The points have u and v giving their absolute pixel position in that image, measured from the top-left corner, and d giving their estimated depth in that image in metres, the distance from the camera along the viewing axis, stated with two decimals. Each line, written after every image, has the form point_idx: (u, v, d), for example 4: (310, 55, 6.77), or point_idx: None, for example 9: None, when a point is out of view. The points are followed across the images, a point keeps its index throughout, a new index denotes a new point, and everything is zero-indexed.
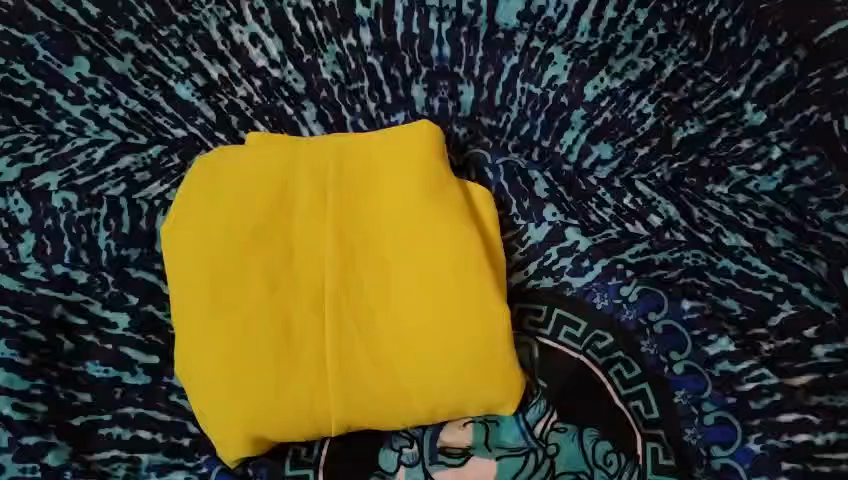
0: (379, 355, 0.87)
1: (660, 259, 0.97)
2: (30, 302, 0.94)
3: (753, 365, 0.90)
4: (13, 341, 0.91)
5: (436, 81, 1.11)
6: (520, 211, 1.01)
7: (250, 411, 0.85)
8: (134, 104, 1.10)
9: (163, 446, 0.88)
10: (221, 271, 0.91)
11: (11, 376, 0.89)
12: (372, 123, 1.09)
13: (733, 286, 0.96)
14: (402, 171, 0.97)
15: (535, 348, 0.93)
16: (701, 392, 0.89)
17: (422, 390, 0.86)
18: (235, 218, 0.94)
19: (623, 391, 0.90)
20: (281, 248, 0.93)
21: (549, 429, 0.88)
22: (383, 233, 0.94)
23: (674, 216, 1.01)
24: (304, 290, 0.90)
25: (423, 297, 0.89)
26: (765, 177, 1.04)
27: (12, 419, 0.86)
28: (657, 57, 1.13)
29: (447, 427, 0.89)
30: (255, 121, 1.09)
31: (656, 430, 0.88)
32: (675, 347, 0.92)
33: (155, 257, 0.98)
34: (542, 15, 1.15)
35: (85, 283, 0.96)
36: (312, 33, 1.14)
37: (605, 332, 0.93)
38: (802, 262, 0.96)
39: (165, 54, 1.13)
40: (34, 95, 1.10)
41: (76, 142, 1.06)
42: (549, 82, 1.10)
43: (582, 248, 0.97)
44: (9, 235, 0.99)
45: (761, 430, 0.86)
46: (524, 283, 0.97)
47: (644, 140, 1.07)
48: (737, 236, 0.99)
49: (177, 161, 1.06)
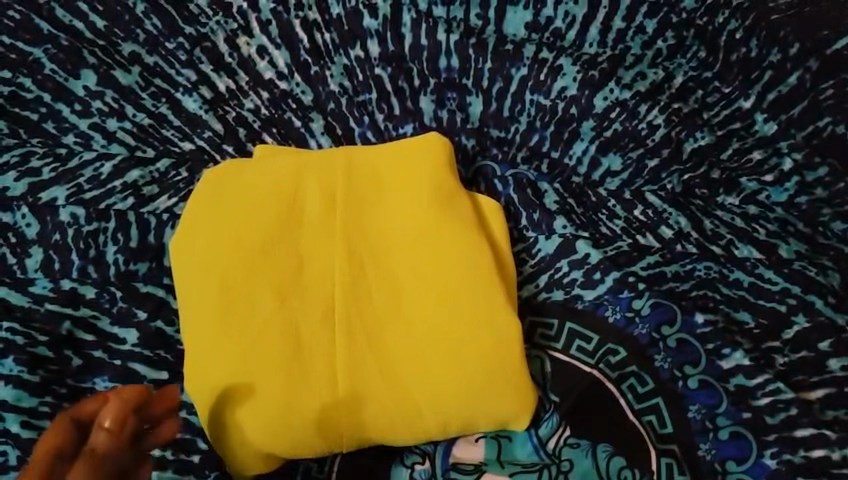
0: (390, 367, 0.87)
1: (673, 271, 0.97)
2: (38, 319, 0.93)
3: (768, 379, 0.89)
4: (21, 358, 0.89)
5: (444, 92, 1.10)
6: (530, 223, 1.01)
7: (260, 425, 0.84)
8: (141, 117, 1.09)
9: (172, 463, 0.86)
10: (231, 283, 0.90)
11: (18, 393, 0.87)
12: (381, 135, 1.08)
13: (745, 297, 0.95)
14: (411, 184, 0.97)
15: (547, 362, 0.92)
16: (716, 407, 0.88)
17: (434, 403, 0.85)
18: (243, 230, 0.93)
19: (637, 405, 0.89)
20: (292, 260, 0.92)
21: (562, 445, 0.87)
22: (393, 245, 0.93)
23: (685, 227, 1.01)
24: (314, 302, 0.89)
25: (434, 309, 0.89)
26: (775, 189, 1.04)
27: (20, 437, 0.85)
28: (666, 68, 1.13)
29: (460, 443, 0.88)
30: (263, 133, 1.09)
31: (671, 445, 0.87)
32: (690, 361, 0.91)
33: (163, 271, 0.97)
34: (551, 26, 1.15)
35: (93, 298, 0.95)
36: (320, 45, 1.14)
37: (617, 346, 0.92)
38: (816, 274, 0.97)
39: (172, 67, 1.13)
40: (42, 108, 1.09)
41: (84, 156, 1.05)
42: (559, 94, 1.09)
43: (593, 260, 0.97)
44: (16, 250, 0.98)
45: (776, 445, 0.86)
46: (535, 295, 0.96)
47: (654, 151, 1.06)
48: (749, 248, 0.99)
49: (184, 174, 1.05)
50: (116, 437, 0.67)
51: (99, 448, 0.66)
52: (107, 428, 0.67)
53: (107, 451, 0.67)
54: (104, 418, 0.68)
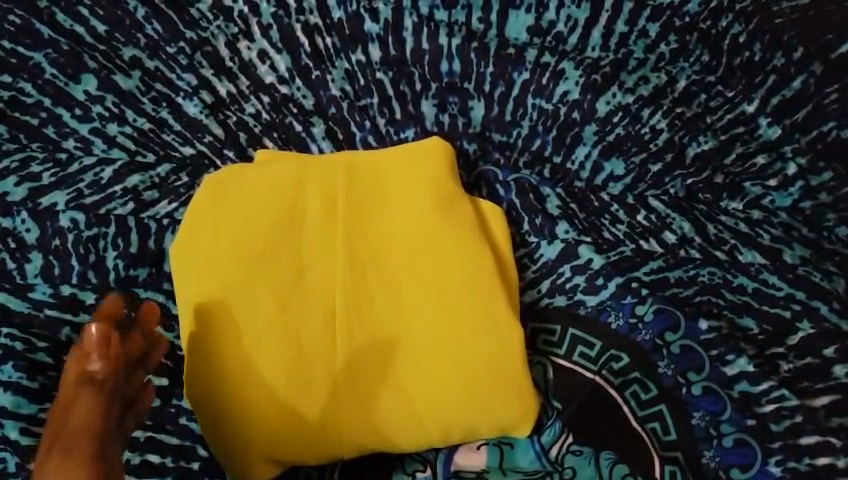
0: (391, 373, 0.86)
1: (676, 277, 0.96)
2: (38, 325, 0.91)
3: (772, 386, 0.88)
4: (20, 365, 0.86)
5: (445, 97, 1.10)
6: (533, 228, 1.00)
7: (261, 433, 0.83)
8: (142, 122, 1.09)
9: (172, 470, 0.84)
10: (232, 287, 0.89)
11: (17, 400, 0.84)
12: (382, 140, 1.08)
13: (749, 303, 0.94)
14: (413, 189, 0.97)
15: (549, 369, 0.92)
16: (720, 414, 0.87)
17: (436, 409, 0.85)
18: (244, 234, 0.93)
19: (641, 412, 0.88)
20: (292, 264, 0.91)
21: (565, 452, 0.87)
22: (394, 250, 0.93)
23: (689, 232, 1.00)
24: (315, 308, 0.89)
25: (436, 314, 0.89)
26: (780, 193, 1.03)
27: (19, 444, 0.82)
28: (670, 72, 1.12)
29: (461, 450, 0.88)
30: (264, 138, 1.09)
31: (675, 452, 0.86)
32: (693, 367, 0.90)
33: (163, 277, 0.97)
34: (553, 30, 1.14)
35: (93, 304, 0.94)
36: (321, 49, 1.14)
37: (621, 352, 0.91)
38: (821, 279, 0.96)
39: (173, 71, 1.13)
40: (42, 113, 1.09)
41: (84, 161, 1.05)
42: (561, 98, 1.09)
43: (596, 265, 0.96)
44: (16, 255, 0.97)
45: (781, 452, 0.85)
46: (537, 301, 0.96)
47: (656, 156, 1.06)
48: (753, 253, 0.98)
49: (185, 179, 1.04)
50: (111, 362, 0.75)
51: (99, 376, 0.74)
52: (99, 357, 0.74)
53: (107, 376, 0.74)
54: (94, 348, 0.74)
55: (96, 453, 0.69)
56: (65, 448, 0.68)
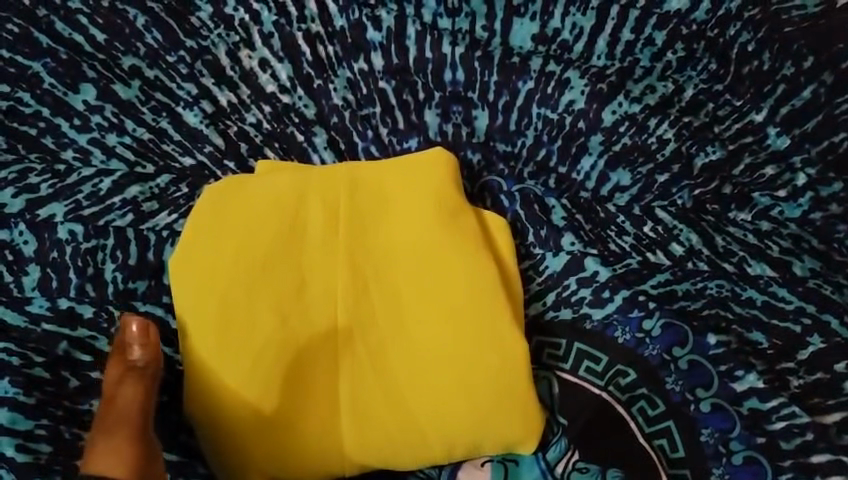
0: (394, 390, 0.85)
1: (683, 290, 0.94)
2: (34, 339, 0.89)
3: (782, 403, 0.86)
4: (16, 380, 0.83)
5: (449, 106, 1.08)
6: (538, 240, 0.99)
7: (263, 452, 0.82)
8: (141, 132, 1.08)
9: None
10: (232, 301, 0.87)
11: (13, 416, 0.81)
12: (385, 149, 1.07)
13: (759, 317, 0.93)
14: (415, 200, 0.95)
15: (554, 383, 0.90)
16: (730, 431, 0.86)
17: (440, 426, 0.84)
18: (245, 245, 0.90)
19: (648, 428, 0.87)
20: (294, 277, 0.89)
21: (570, 469, 0.85)
22: (398, 263, 0.91)
23: (697, 244, 0.99)
24: (318, 324, 0.87)
25: (440, 330, 0.87)
26: (790, 204, 1.02)
27: (15, 461, 0.78)
28: (677, 80, 1.11)
29: (465, 467, 0.87)
30: (265, 148, 1.07)
31: (683, 470, 0.85)
32: (702, 383, 0.88)
33: (162, 290, 0.95)
34: (558, 38, 1.13)
35: (91, 317, 0.92)
36: (322, 57, 1.12)
37: (627, 367, 0.90)
38: (831, 292, 0.95)
39: (173, 80, 1.11)
40: (40, 123, 1.07)
41: (82, 172, 1.03)
42: (567, 107, 1.07)
43: (602, 278, 0.95)
44: (13, 268, 0.96)
45: (792, 470, 0.83)
46: (542, 314, 0.95)
47: (664, 166, 1.04)
48: (763, 266, 0.97)
49: (185, 190, 1.03)
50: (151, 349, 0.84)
51: (141, 362, 0.82)
52: (139, 345, 0.84)
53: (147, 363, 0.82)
54: (134, 339, 0.84)
55: (142, 425, 0.75)
56: (113, 420, 0.75)
